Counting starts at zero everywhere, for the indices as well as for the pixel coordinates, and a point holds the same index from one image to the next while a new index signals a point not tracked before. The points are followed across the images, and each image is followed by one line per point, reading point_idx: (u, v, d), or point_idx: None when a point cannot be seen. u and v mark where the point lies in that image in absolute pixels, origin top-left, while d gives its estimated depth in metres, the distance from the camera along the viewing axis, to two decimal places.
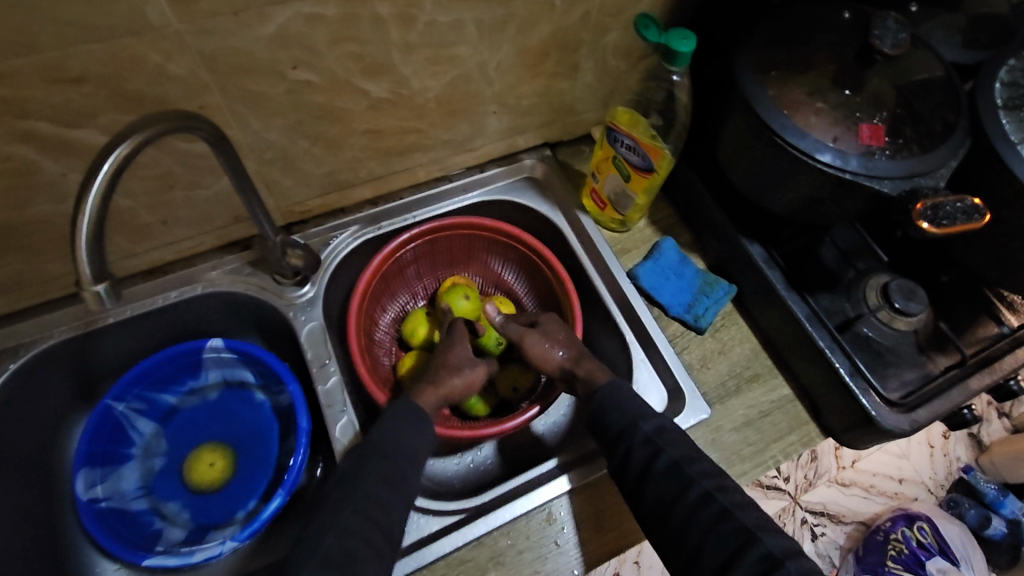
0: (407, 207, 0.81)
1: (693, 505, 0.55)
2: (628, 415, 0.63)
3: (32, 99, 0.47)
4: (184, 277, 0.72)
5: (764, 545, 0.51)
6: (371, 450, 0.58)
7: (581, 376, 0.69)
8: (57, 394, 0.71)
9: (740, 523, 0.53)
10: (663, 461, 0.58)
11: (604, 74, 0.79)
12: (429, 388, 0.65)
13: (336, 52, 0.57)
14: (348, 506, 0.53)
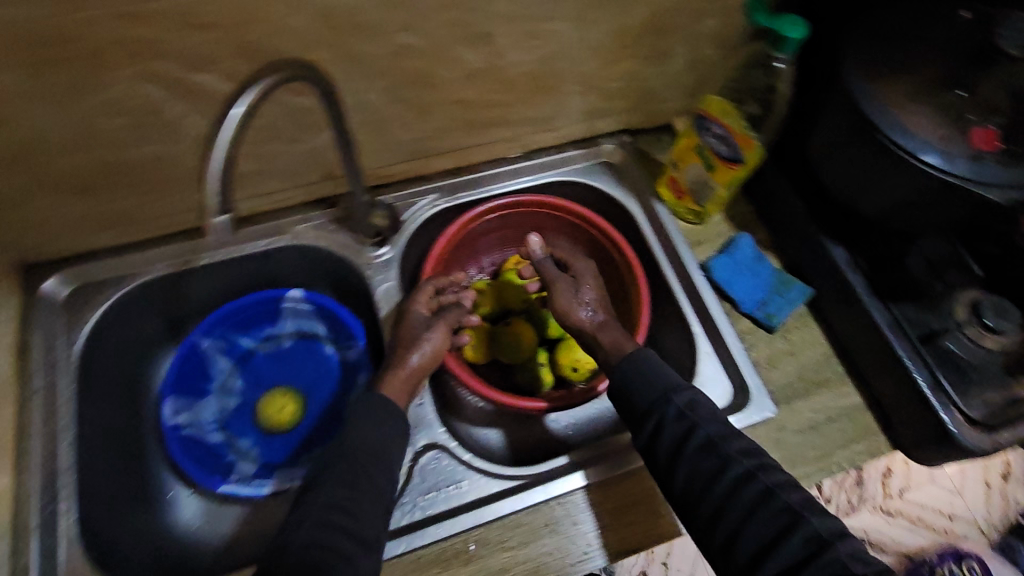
0: (484, 181, 0.82)
1: (731, 486, 0.54)
2: (661, 388, 0.60)
3: (164, 40, 0.50)
4: (273, 227, 0.75)
5: (810, 526, 0.50)
6: (341, 453, 0.56)
7: (604, 340, 0.68)
8: (149, 326, 0.75)
9: (785, 502, 0.52)
10: (698, 438, 0.56)
11: (695, 61, 0.77)
12: (393, 375, 0.64)
13: (441, 17, 0.57)
14: (308, 523, 0.51)
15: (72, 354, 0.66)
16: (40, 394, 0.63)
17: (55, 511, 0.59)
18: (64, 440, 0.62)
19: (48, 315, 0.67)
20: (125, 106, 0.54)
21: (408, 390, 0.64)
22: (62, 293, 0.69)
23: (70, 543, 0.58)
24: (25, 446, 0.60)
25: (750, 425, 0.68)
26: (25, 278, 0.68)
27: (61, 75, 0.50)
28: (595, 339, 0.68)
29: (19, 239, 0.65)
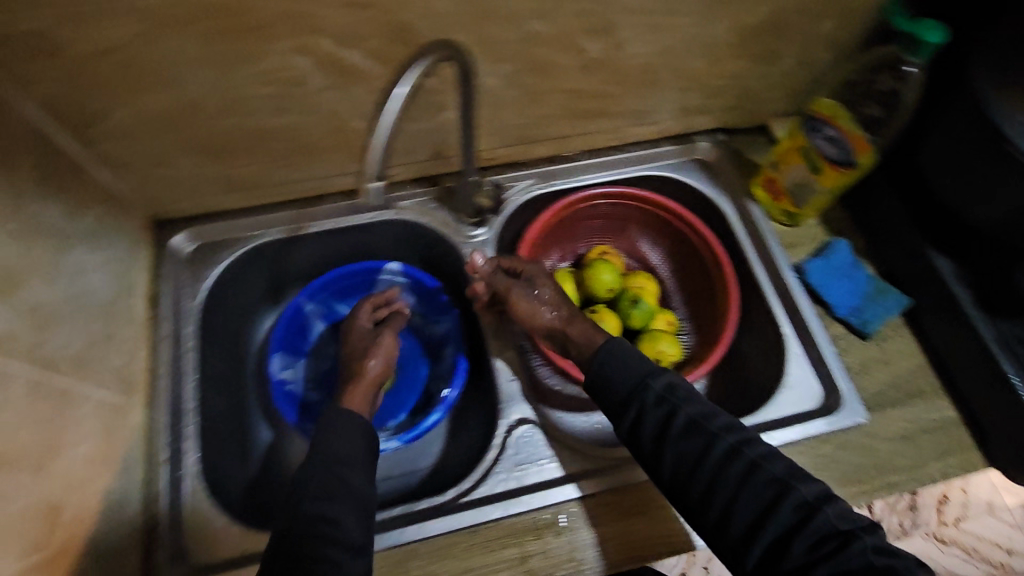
0: (579, 171, 0.84)
1: (721, 463, 0.55)
2: (638, 374, 0.61)
3: (323, 16, 0.53)
4: (378, 202, 0.78)
5: (798, 492, 0.52)
6: (315, 467, 0.57)
7: (574, 335, 0.68)
8: (254, 287, 0.79)
9: (771, 474, 0.54)
10: (680, 421, 0.57)
11: (804, 62, 0.77)
12: (358, 383, 0.68)
13: (573, 7, 0.59)
14: (297, 535, 0.52)
15: (195, 305, 0.71)
16: (168, 339, 0.68)
17: (181, 449, 0.63)
18: (188, 383, 0.67)
19: (175, 268, 0.72)
20: (277, 78, 0.58)
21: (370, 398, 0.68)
22: (187, 248, 0.74)
23: (194, 479, 0.62)
24: (156, 386, 0.65)
25: (841, 428, 0.68)
26: (155, 232, 0.74)
27: (225, 44, 0.53)
28: (565, 333, 0.69)
29: (155, 196, 0.69)
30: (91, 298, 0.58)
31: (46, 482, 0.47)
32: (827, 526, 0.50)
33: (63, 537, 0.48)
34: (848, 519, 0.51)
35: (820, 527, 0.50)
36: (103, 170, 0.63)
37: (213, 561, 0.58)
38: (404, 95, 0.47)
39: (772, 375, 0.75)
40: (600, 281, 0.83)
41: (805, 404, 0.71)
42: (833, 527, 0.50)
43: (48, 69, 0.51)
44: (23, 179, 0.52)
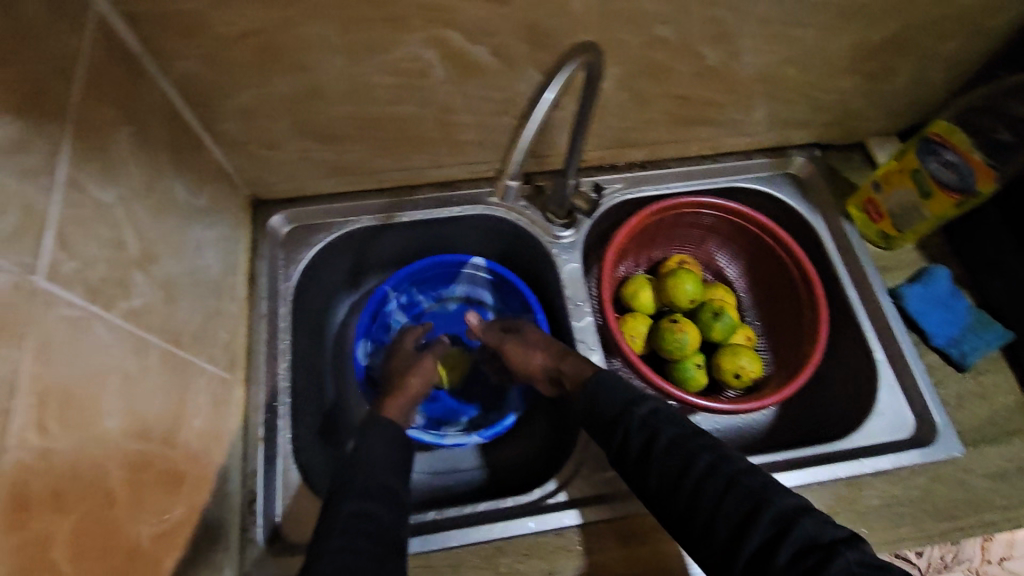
0: (669, 178, 0.83)
1: (700, 480, 0.53)
2: (623, 400, 0.61)
3: (462, 10, 0.53)
4: (469, 196, 0.77)
5: (774, 506, 0.50)
6: (358, 471, 0.58)
7: (565, 371, 0.68)
8: (337, 271, 0.79)
9: (748, 488, 0.51)
10: (662, 442, 0.56)
11: (919, 82, 0.75)
12: (396, 398, 0.70)
13: (705, 15, 0.58)
14: (338, 529, 0.51)
15: (289, 286, 0.71)
16: (265, 318, 0.69)
17: (275, 427, 0.64)
18: (281, 363, 0.67)
19: (271, 248, 0.73)
20: (402, 68, 0.58)
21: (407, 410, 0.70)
22: (284, 229, 0.75)
23: (286, 457, 0.63)
24: (253, 363, 0.66)
25: (935, 461, 0.67)
26: (254, 211, 0.74)
27: (362, 34, 0.53)
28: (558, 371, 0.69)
29: (260, 176, 0.70)
30: (205, 275, 0.59)
31: (172, 453, 0.49)
32: (804, 539, 0.47)
33: (181, 510, 0.49)
34: (826, 533, 0.47)
35: (799, 540, 0.47)
36: (218, 148, 0.64)
37: (303, 540, 0.60)
38: (552, 101, 0.47)
39: (859, 400, 0.74)
40: (681, 291, 0.81)
41: (895, 434, 0.70)
42: (812, 540, 0.47)
43: (190, 47, 0.52)
44: (158, 155, 0.53)
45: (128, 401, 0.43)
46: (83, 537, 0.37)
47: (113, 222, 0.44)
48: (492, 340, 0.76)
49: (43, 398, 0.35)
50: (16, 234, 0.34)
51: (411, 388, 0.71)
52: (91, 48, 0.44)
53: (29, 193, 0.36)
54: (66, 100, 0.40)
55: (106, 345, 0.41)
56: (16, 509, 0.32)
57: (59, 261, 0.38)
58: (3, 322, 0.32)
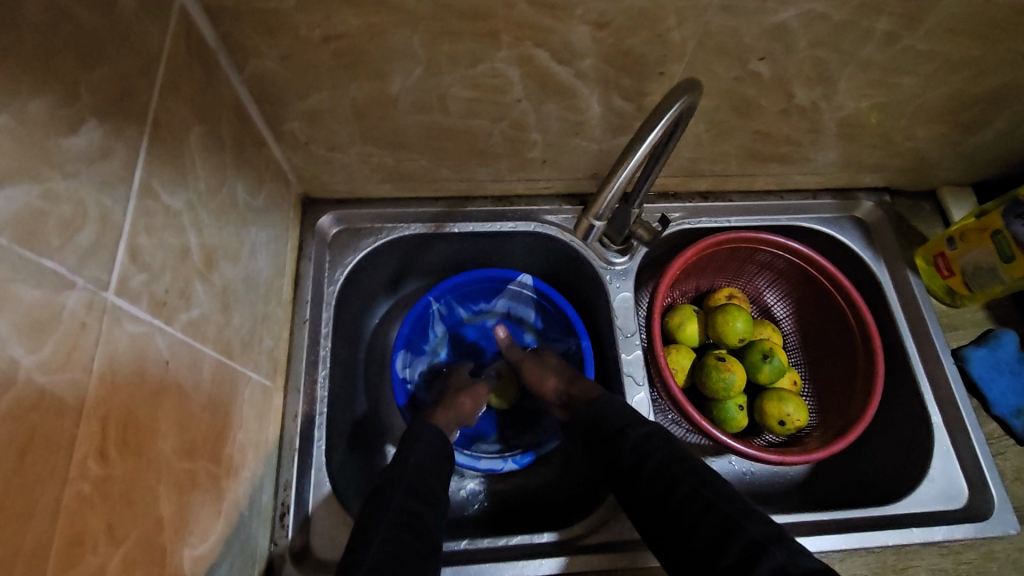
0: (729, 211, 0.80)
1: (680, 504, 0.52)
2: (617, 419, 0.60)
3: (555, 31, 0.51)
4: (524, 213, 0.75)
5: (748, 535, 0.47)
6: (405, 469, 0.55)
7: (575, 397, 0.67)
8: (381, 277, 0.77)
9: (724, 513, 0.49)
10: (652, 463, 0.55)
11: (1006, 137, 0.71)
12: (443, 411, 0.69)
13: (805, 54, 0.55)
14: (386, 521, 0.49)
15: (334, 291, 0.69)
16: (307, 323, 0.67)
17: (311, 438, 0.62)
18: (321, 370, 0.65)
19: (318, 249, 0.71)
20: (483, 82, 0.56)
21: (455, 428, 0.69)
22: (332, 231, 0.72)
23: (319, 470, 0.61)
24: (292, 369, 0.64)
25: (988, 537, 0.64)
26: (303, 210, 0.72)
27: (450, 46, 0.51)
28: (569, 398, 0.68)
29: (315, 175, 0.68)
30: (258, 278, 0.57)
31: (216, 469, 0.47)
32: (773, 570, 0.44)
33: (223, 524, 0.47)
34: (798, 564, 0.44)
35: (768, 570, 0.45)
36: (278, 146, 0.62)
37: (333, 560, 0.58)
38: (653, 140, 0.48)
39: (910, 463, 0.71)
40: (729, 327, 0.77)
41: (946, 504, 0.67)
42: (780, 572, 0.44)
43: (270, 46, 0.50)
44: (224, 154, 0.51)
45: (182, 418, 0.41)
46: (133, 567, 0.35)
47: (180, 228, 0.42)
48: (513, 357, 0.77)
49: (105, 423, 0.32)
50: (92, 249, 0.32)
51: (466, 408, 0.71)
52: (174, 43, 0.42)
53: (107, 202, 0.34)
54: (146, 100, 0.38)
55: (165, 361, 0.39)
56: (73, 544, 0.30)
57: (128, 274, 0.36)
58: (75, 344, 0.30)
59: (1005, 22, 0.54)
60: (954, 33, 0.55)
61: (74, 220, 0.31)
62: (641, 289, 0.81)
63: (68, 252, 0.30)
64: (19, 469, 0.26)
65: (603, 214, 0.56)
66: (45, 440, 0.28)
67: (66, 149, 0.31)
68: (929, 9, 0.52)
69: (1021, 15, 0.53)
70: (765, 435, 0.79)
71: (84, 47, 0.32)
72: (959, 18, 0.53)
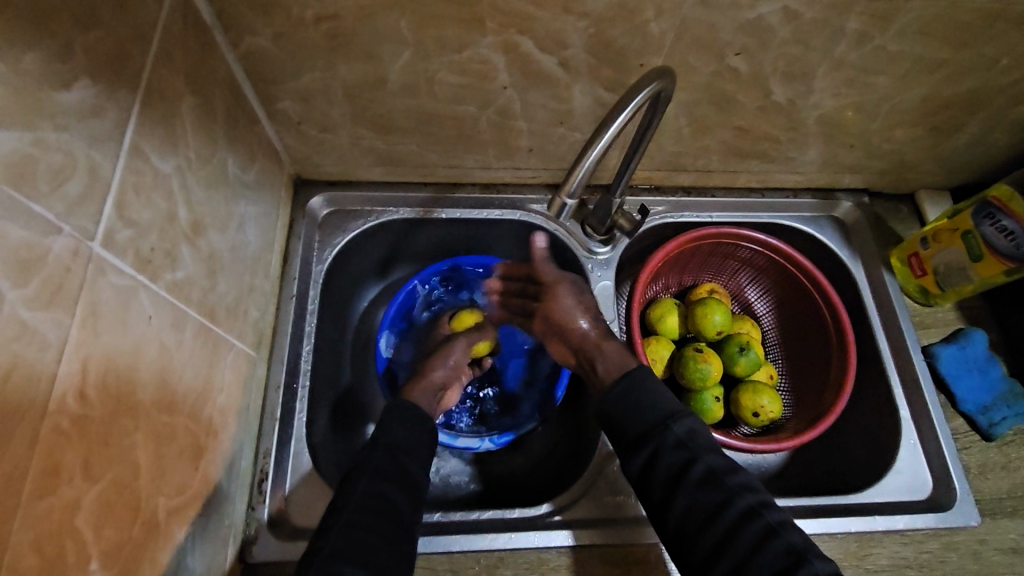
0: (712, 206, 0.82)
1: (735, 523, 0.52)
2: (659, 413, 0.58)
3: (539, 19, 0.53)
4: (510, 201, 0.77)
5: (812, 565, 0.49)
6: (375, 450, 0.55)
7: (607, 353, 0.64)
8: (369, 259, 0.79)
9: (786, 542, 0.50)
10: (700, 471, 0.54)
11: (979, 141, 0.73)
12: (416, 383, 0.68)
13: (780, 51, 0.58)
14: (350, 506, 0.51)
15: (322, 270, 0.71)
16: (294, 299, 0.68)
17: (292, 409, 0.64)
18: (305, 345, 0.67)
19: (308, 229, 0.73)
20: (470, 68, 0.58)
21: (431, 399, 0.67)
22: (322, 212, 0.74)
23: (298, 441, 0.63)
24: (277, 342, 0.66)
25: (950, 527, 0.66)
26: (296, 190, 0.74)
27: (437, 30, 0.54)
28: (599, 349, 0.66)
29: (308, 156, 0.70)
30: (246, 250, 0.59)
31: (195, 427, 0.48)
32: None
33: (199, 480, 0.49)
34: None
35: None
36: (271, 125, 0.64)
37: (307, 526, 0.59)
38: (623, 123, 0.50)
39: (878, 456, 0.72)
40: (708, 320, 0.78)
41: (911, 495, 0.68)
42: None
43: (264, 25, 0.52)
44: (216, 127, 0.53)
45: (162, 374, 0.43)
46: (107, 507, 0.36)
47: (168, 192, 0.44)
48: (547, 277, 0.69)
49: (86, 365, 0.34)
50: (80, 200, 0.34)
51: (437, 378, 0.69)
52: (168, 17, 0.44)
53: (96, 157, 0.36)
54: (140, 66, 0.40)
55: (148, 317, 0.41)
56: (50, 475, 0.31)
57: (115, 228, 0.37)
58: (60, 286, 0.32)
59: (971, 26, 0.56)
60: (924, 34, 0.57)
61: (64, 169, 0.33)
62: (624, 281, 0.83)
63: (57, 199, 0.32)
64: (1, 392, 0.28)
65: (575, 193, 0.56)
66: (26, 370, 0.30)
67: (59, 103, 0.33)
68: (899, 11, 0.54)
69: (989, 20, 0.55)
70: (742, 427, 0.81)
71: (81, 10, 0.35)
72: (929, 20, 0.55)
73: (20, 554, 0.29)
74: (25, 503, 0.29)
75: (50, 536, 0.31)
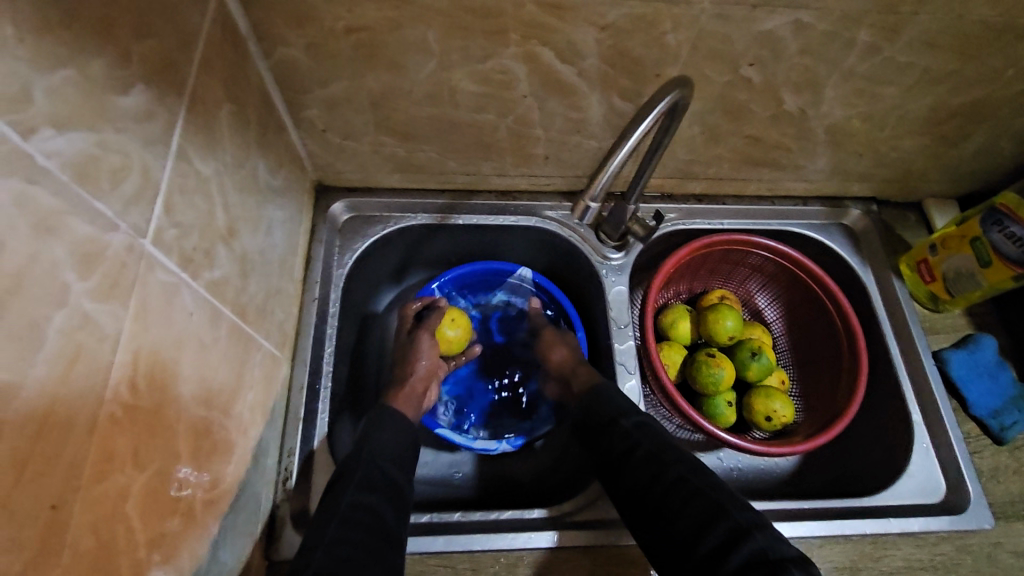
0: (723, 214, 0.83)
1: (668, 488, 0.53)
2: (616, 409, 0.62)
3: (561, 31, 0.55)
4: (526, 208, 0.79)
5: (731, 520, 0.49)
6: (358, 462, 0.57)
7: (579, 373, 0.70)
8: (388, 264, 0.80)
9: (713, 500, 0.51)
10: (639, 450, 0.57)
11: (985, 150, 0.75)
12: (402, 391, 0.69)
13: (793, 61, 0.60)
14: (337, 519, 0.50)
15: (342, 273, 0.73)
16: (316, 302, 0.70)
17: (315, 409, 0.65)
18: (327, 347, 0.68)
19: (329, 233, 0.74)
20: (492, 77, 0.60)
21: (416, 401, 0.69)
22: (343, 217, 0.76)
23: (321, 440, 0.64)
24: (300, 343, 0.67)
25: (965, 529, 0.66)
26: (317, 197, 0.76)
27: (461, 42, 0.56)
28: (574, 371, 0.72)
29: (331, 163, 0.72)
30: (273, 253, 0.61)
31: (228, 422, 0.49)
32: (754, 554, 0.47)
33: (232, 476, 0.50)
34: (779, 549, 0.47)
35: (749, 553, 0.47)
36: (296, 132, 0.66)
37: None
38: (645, 130, 0.52)
39: (891, 459, 0.73)
40: (719, 326, 0.79)
41: (925, 498, 0.69)
42: (760, 556, 0.46)
43: (297, 36, 0.54)
44: (248, 133, 0.54)
45: (200, 370, 0.44)
46: (152, 496, 0.37)
47: (207, 193, 0.46)
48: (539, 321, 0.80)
49: (136, 358, 0.36)
50: (135, 198, 0.36)
51: (418, 382, 0.71)
52: (210, 27, 0.46)
53: (148, 158, 0.37)
54: (186, 74, 0.42)
55: (189, 313, 0.42)
56: (105, 461, 0.32)
57: (163, 227, 0.39)
58: (117, 280, 0.34)
59: (977, 38, 0.58)
60: (931, 47, 0.59)
61: (122, 169, 0.35)
62: (636, 287, 0.84)
63: (115, 197, 0.34)
64: (65, 379, 0.29)
65: (598, 197, 0.59)
66: (87, 358, 0.31)
67: (118, 107, 0.35)
68: (907, 23, 0.56)
69: (994, 32, 0.57)
70: (754, 432, 0.82)
71: (138, 21, 0.37)
72: (935, 33, 0.57)
73: (77, 538, 0.30)
74: (84, 487, 0.31)
75: (105, 521, 0.32)
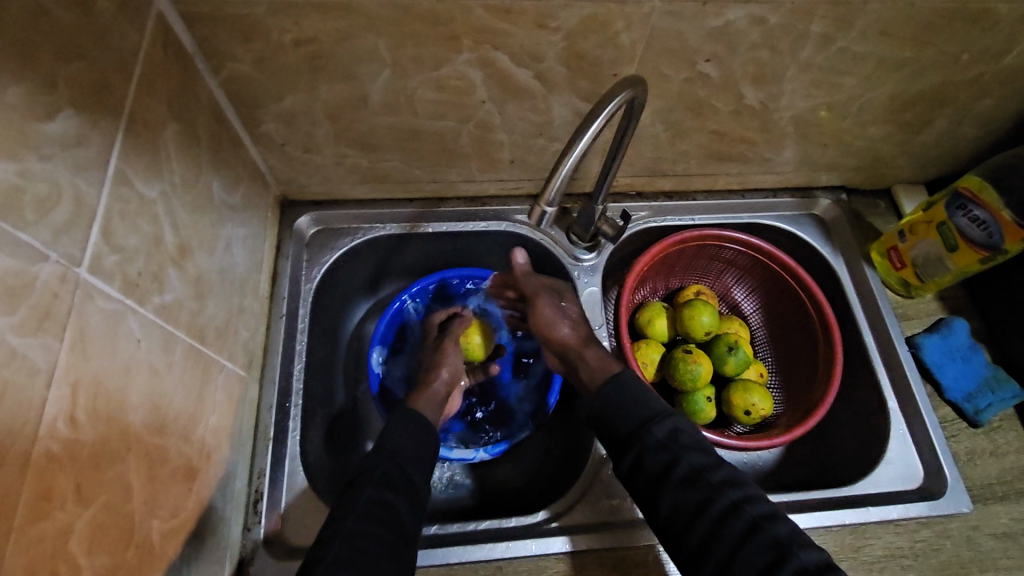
0: (694, 209, 0.83)
1: (720, 521, 0.52)
2: (641, 415, 0.59)
3: (514, 36, 0.54)
4: (496, 212, 0.78)
5: (798, 559, 0.49)
6: (379, 458, 0.56)
7: (587, 359, 0.65)
8: (359, 276, 0.79)
9: (772, 536, 0.51)
10: (682, 470, 0.55)
11: (949, 136, 0.76)
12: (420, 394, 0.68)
13: (748, 55, 0.59)
14: (355, 515, 0.50)
15: (311, 288, 0.72)
16: (284, 318, 0.69)
17: (285, 428, 0.64)
18: (296, 364, 0.67)
19: (296, 248, 0.73)
20: (448, 84, 0.59)
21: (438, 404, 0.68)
22: (309, 231, 0.75)
23: (293, 459, 0.63)
24: (268, 363, 0.66)
25: (943, 514, 0.66)
26: (283, 212, 0.75)
27: (412, 50, 0.55)
28: (581, 355, 0.66)
29: (293, 177, 0.71)
30: (234, 272, 0.60)
31: (187, 448, 0.48)
32: None
33: (193, 505, 0.49)
34: None
35: None
36: (255, 148, 0.65)
37: (304, 544, 0.59)
38: (597, 131, 0.51)
39: (869, 447, 0.73)
40: (696, 323, 0.78)
41: (903, 484, 0.69)
42: None
43: (245, 51, 0.53)
44: (200, 152, 0.53)
45: (153, 397, 0.43)
46: (99, 530, 0.36)
47: (154, 216, 0.45)
48: (528, 291, 0.71)
49: (76, 390, 0.35)
50: (66, 226, 0.35)
51: (440, 384, 0.70)
52: (150, 47, 0.45)
53: (81, 185, 0.37)
54: (123, 95, 0.41)
55: (138, 340, 0.41)
56: (43, 499, 0.32)
57: (101, 254, 0.38)
58: (49, 311, 0.33)
59: (930, 24, 0.58)
60: (886, 35, 0.59)
61: (50, 198, 0.34)
62: (610, 286, 0.83)
63: (42, 227, 0.33)
64: None
65: (554, 200, 0.56)
66: (15, 395, 0.30)
67: (43, 133, 0.34)
68: (858, 13, 0.56)
69: (946, 17, 0.57)
70: (735, 426, 0.81)
71: (62, 44, 0.35)
72: (888, 21, 0.57)
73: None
74: (18, 528, 0.30)
75: (44, 560, 0.32)
